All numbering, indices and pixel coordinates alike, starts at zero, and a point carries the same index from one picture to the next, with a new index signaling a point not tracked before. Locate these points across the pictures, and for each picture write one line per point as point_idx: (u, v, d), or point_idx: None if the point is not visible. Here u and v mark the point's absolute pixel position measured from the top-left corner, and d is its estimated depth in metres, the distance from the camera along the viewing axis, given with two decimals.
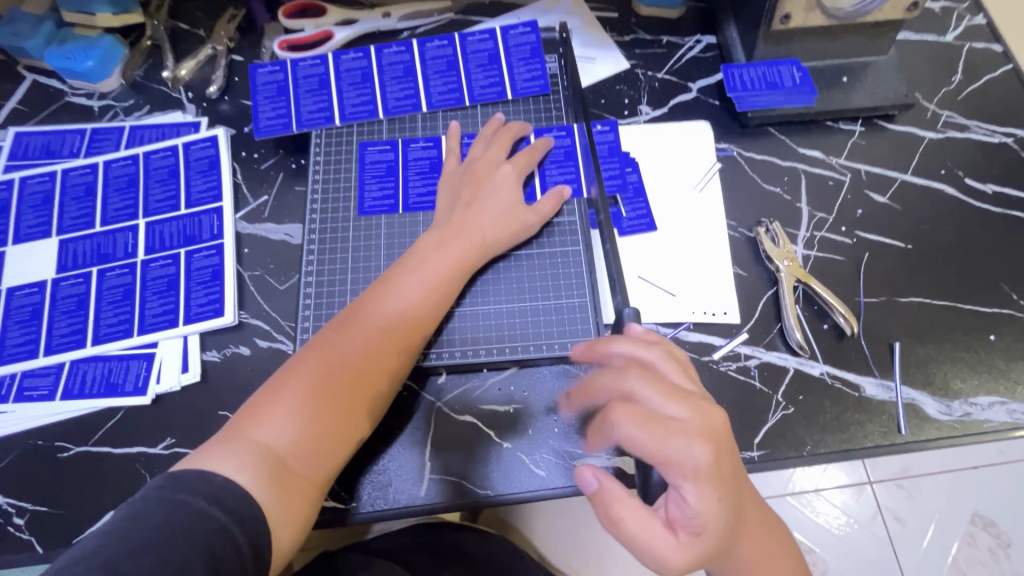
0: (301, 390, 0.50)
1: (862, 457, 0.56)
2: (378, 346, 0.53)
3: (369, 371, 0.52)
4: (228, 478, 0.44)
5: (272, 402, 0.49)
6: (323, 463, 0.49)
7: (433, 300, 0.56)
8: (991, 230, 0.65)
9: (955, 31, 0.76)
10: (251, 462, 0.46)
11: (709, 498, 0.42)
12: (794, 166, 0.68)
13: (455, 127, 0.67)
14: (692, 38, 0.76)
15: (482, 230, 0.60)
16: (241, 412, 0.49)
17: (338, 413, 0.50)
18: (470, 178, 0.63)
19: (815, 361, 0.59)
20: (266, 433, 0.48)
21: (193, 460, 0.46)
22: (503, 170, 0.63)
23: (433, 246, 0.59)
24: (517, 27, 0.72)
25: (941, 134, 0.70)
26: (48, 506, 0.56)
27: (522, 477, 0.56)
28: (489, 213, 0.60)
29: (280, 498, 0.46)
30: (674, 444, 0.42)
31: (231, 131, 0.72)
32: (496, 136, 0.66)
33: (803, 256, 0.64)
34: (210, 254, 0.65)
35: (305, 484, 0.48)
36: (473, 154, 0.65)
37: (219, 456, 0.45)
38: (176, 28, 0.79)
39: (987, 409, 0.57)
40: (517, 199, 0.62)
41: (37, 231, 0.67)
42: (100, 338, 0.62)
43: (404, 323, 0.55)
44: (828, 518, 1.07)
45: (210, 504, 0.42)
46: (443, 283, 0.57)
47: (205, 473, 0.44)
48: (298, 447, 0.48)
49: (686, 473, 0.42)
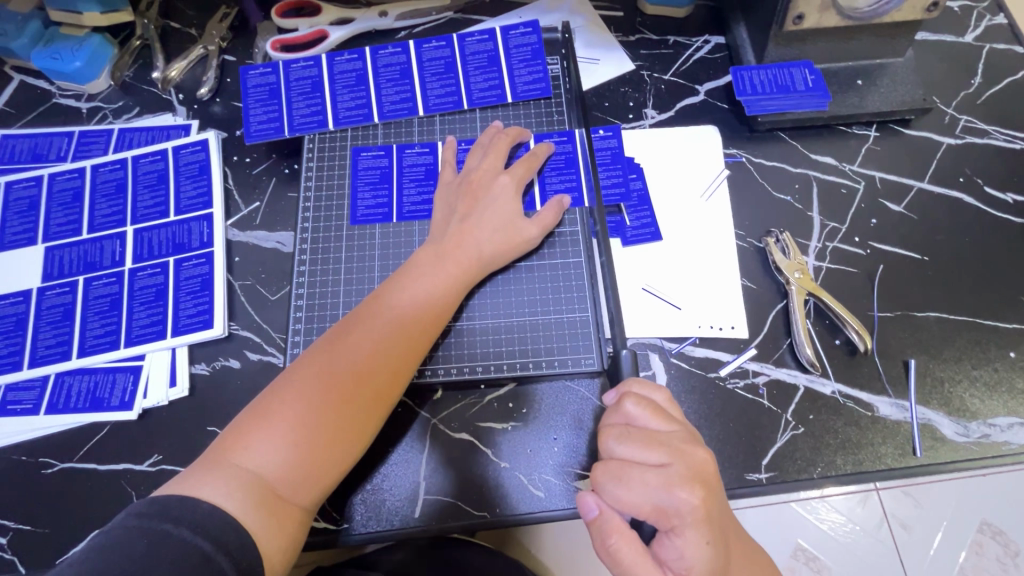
0: (289, 412, 0.47)
1: (875, 480, 0.54)
2: (369, 365, 0.50)
3: (360, 391, 0.50)
4: (215, 504, 0.43)
5: (259, 424, 0.47)
6: (313, 488, 0.47)
7: (427, 316, 0.54)
8: (1012, 241, 0.62)
9: (975, 32, 0.72)
10: (235, 489, 0.44)
11: (696, 546, 0.42)
12: (805, 173, 0.66)
13: (449, 139, 0.65)
14: (700, 38, 0.73)
15: (479, 243, 0.58)
16: (227, 434, 0.47)
17: (329, 436, 0.48)
18: (467, 189, 0.60)
19: (826, 379, 0.57)
20: (252, 458, 0.46)
21: (176, 486, 0.44)
22: (502, 180, 0.60)
23: (429, 260, 0.57)
24: (518, 28, 0.69)
25: (960, 140, 0.67)
26: (31, 525, 0.55)
27: (521, 498, 0.54)
28: (487, 226, 0.58)
29: (269, 524, 0.44)
30: (654, 490, 0.43)
31: (222, 135, 0.70)
32: (492, 143, 0.63)
33: (814, 268, 0.61)
34: (199, 263, 0.63)
35: (294, 512, 0.46)
36: (470, 164, 0.62)
37: (203, 483, 0.43)
38: (167, 27, 0.77)
39: (1006, 430, 0.55)
40: (516, 210, 0.60)
41: (23, 238, 0.65)
42: (85, 351, 0.60)
43: (398, 341, 0.52)
44: (831, 524, 1.05)
45: (194, 533, 0.40)
46: (439, 298, 0.55)
47: (189, 499, 0.42)
48: (287, 471, 0.46)
49: (668, 519, 0.43)
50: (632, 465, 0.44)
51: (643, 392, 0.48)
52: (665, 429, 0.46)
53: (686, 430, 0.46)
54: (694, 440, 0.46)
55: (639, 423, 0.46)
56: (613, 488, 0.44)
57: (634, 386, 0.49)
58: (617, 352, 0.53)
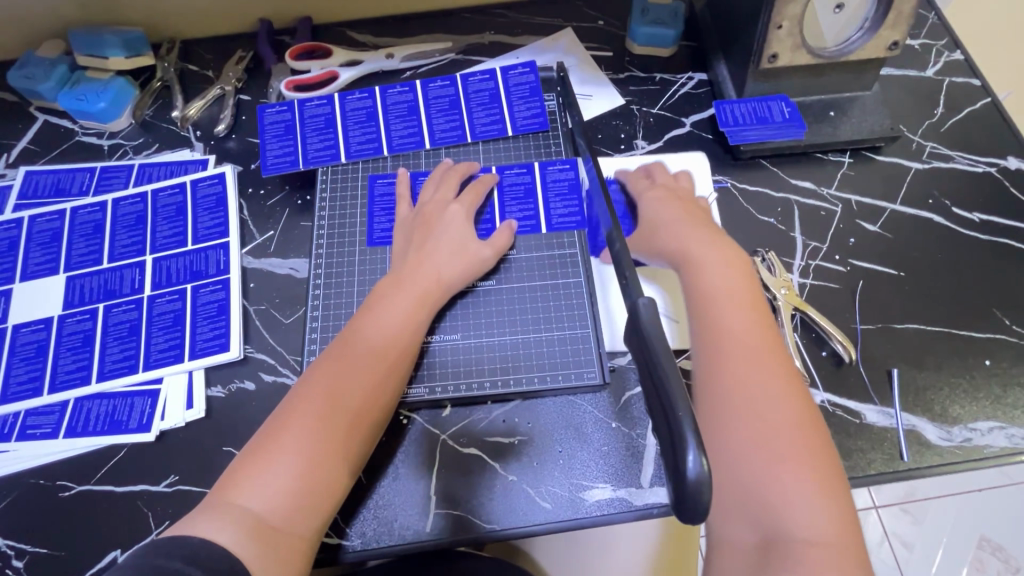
0: (267, 441, 0.50)
1: (867, 485, 0.57)
2: (338, 387, 0.53)
3: (332, 411, 0.51)
4: (208, 539, 0.44)
5: (242, 462, 0.49)
6: (305, 513, 0.48)
7: (397, 334, 0.57)
8: (981, 257, 0.67)
9: (935, 67, 0.79)
10: (229, 521, 0.46)
11: (753, 361, 0.50)
12: (786, 197, 0.70)
13: (402, 173, 0.69)
14: (684, 75, 0.79)
15: (437, 266, 0.61)
16: (220, 479, 0.49)
17: (308, 459, 0.49)
18: (423, 220, 0.64)
19: (816, 388, 0.60)
20: (241, 493, 0.47)
21: (178, 527, 0.46)
22: (453, 209, 0.65)
23: (388, 287, 0.60)
24: (516, 68, 0.75)
25: (927, 164, 0.72)
26: (48, 548, 0.56)
27: (530, 510, 0.56)
28: (444, 251, 0.62)
29: (264, 554, 0.45)
30: (726, 345, 0.51)
31: (238, 168, 0.74)
32: (443, 178, 0.68)
33: (799, 284, 0.65)
34: (216, 289, 0.66)
35: (289, 538, 0.47)
36: (423, 198, 0.66)
37: (200, 522, 0.46)
38: (186, 69, 0.82)
39: (986, 434, 0.58)
40: (470, 234, 0.64)
41: (45, 269, 0.68)
42: (104, 375, 0.62)
43: (368, 361, 0.55)
44: None
45: (185, 564, 0.42)
46: (406, 320, 0.58)
47: (184, 538, 0.44)
48: (276, 500, 0.47)
49: (708, 256, 0.57)
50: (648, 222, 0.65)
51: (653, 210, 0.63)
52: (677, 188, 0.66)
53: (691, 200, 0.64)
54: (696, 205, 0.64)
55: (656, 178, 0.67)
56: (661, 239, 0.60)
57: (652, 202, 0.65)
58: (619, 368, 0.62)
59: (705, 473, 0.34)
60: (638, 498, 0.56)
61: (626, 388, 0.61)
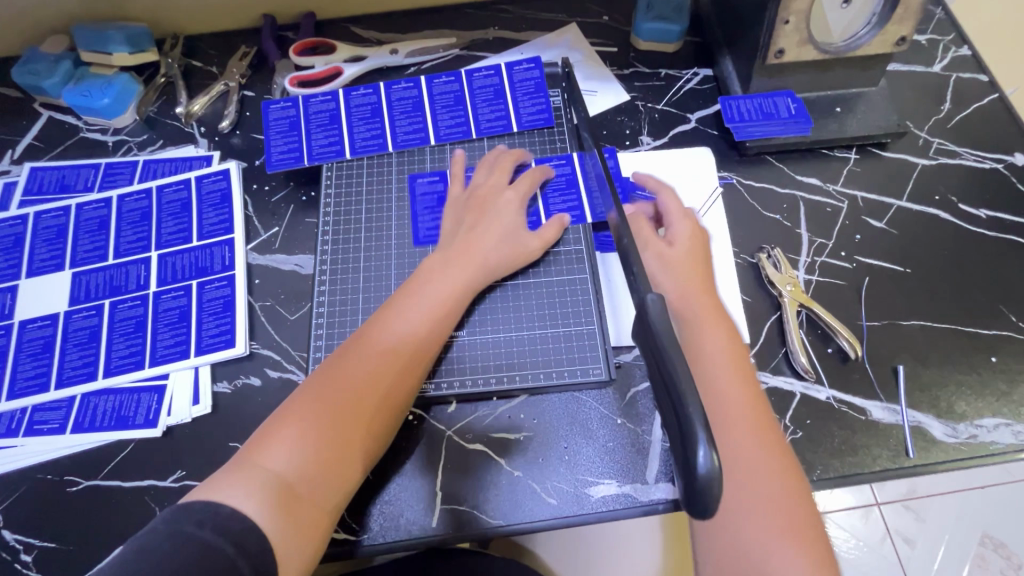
0: (311, 416, 0.50)
1: (873, 482, 0.57)
2: (374, 369, 0.53)
3: (374, 395, 0.52)
4: (237, 507, 0.44)
5: (281, 431, 0.49)
6: (331, 488, 0.49)
7: (436, 317, 0.58)
8: (988, 254, 0.67)
9: (942, 62, 0.78)
10: (259, 486, 0.46)
11: (742, 427, 0.49)
12: (792, 194, 0.70)
13: (460, 153, 0.69)
14: (689, 71, 0.79)
15: (484, 255, 0.61)
16: (250, 442, 0.49)
17: (335, 436, 0.50)
18: (475, 204, 0.65)
19: (821, 385, 0.60)
20: (273, 460, 0.47)
21: (206, 486, 0.46)
22: (507, 195, 0.65)
23: (436, 270, 0.60)
24: (521, 64, 0.75)
25: (934, 160, 0.72)
26: (56, 543, 0.56)
27: (535, 505, 0.56)
28: (493, 239, 0.62)
29: (289, 527, 0.45)
30: (716, 409, 0.50)
31: (243, 164, 0.74)
32: (497, 162, 0.68)
33: (805, 281, 0.65)
34: (222, 285, 0.66)
35: (311, 509, 0.47)
36: (477, 179, 0.67)
37: (231, 483, 0.46)
38: (190, 65, 0.81)
39: (993, 431, 0.58)
40: (520, 223, 0.64)
41: (51, 265, 0.68)
42: (111, 371, 0.62)
43: (407, 343, 0.55)
44: (838, 541, 1.10)
45: (214, 534, 0.42)
46: (444, 306, 0.58)
47: (212, 504, 0.44)
48: (305, 471, 0.48)
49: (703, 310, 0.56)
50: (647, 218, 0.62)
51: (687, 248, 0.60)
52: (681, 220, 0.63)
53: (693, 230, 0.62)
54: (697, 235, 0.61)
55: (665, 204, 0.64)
56: (676, 259, 0.59)
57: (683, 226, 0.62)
58: (623, 365, 0.62)
59: (714, 469, 0.34)
60: (643, 494, 0.56)
61: (631, 385, 0.61)
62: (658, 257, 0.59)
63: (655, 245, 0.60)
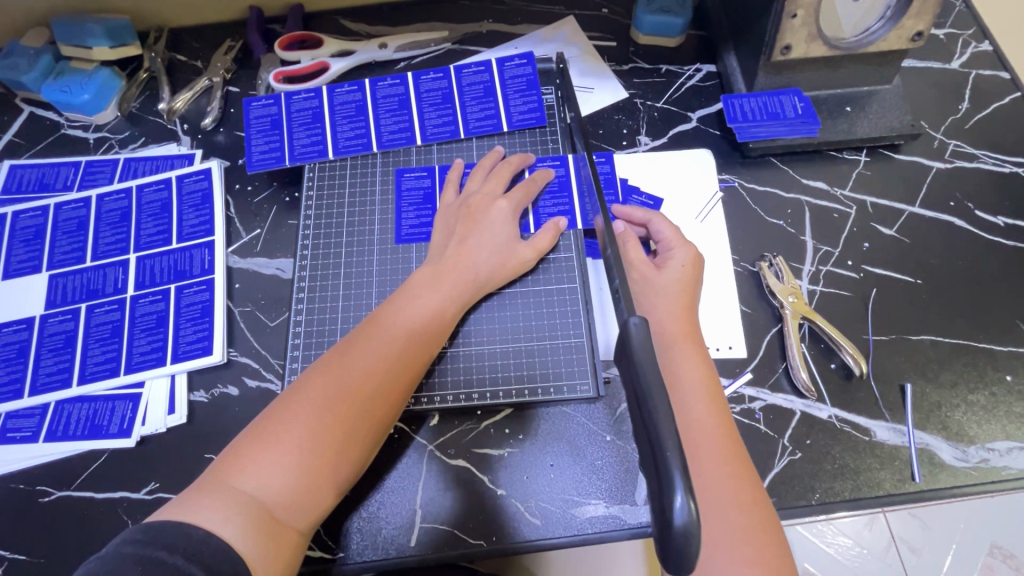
0: (287, 433, 0.47)
1: (876, 507, 0.54)
2: (358, 386, 0.50)
3: (356, 410, 0.50)
4: (211, 530, 0.42)
5: (256, 448, 0.47)
6: (310, 510, 0.47)
7: (423, 333, 0.55)
8: (1005, 265, 0.63)
9: (961, 58, 0.74)
10: (232, 509, 0.44)
11: (712, 460, 0.47)
12: (797, 198, 0.67)
13: (459, 161, 0.67)
14: (692, 66, 0.75)
15: (475, 266, 0.59)
16: (223, 457, 0.47)
17: (317, 455, 0.47)
18: (465, 212, 0.62)
19: (822, 403, 0.57)
20: (248, 480, 0.45)
21: (174, 508, 0.44)
22: (499, 203, 0.62)
23: (423, 281, 0.58)
24: (513, 59, 0.71)
25: (949, 164, 0.68)
26: (27, 555, 0.55)
27: (517, 526, 0.54)
28: (483, 249, 0.59)
29: (266, 549, 0.43)
30: (688, 437, 0.48)
31: (225, 163, 0.72)
32: (495, 168, 0.65)
33: (808, 292, 0.62)
34: (200, 289, 0.64)
35: (288, 531, 0.45)
36: (470, 187, 0.64)
37: (203, 506, 0.43)
38: (173, 59, 0.79)
39: (1005, 455, 0.55)
40: (513, 234, 0.61)
41: (27, 267, 0.66)
42: (86, 378, 0.61)
43: (395, 357, 0.53)
44: (839, 547, 0.88)
45: (187, 560, 0.39)
46: (434, 318, 0.56)
47: (185, 526, 0.42)
48: (283, 492, 0.46)
49: (681, 340, 0.53)
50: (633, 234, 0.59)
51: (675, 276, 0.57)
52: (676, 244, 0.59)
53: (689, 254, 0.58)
54: (694, 260, 0.58)
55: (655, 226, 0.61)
56: (661, 283, 0.56)
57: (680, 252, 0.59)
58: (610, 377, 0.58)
59: (692, 520, 0.32)
60: (632, 515, 0.53)
61: (620, 400, 0.58)
62: (643, 280, 0.57)
63: (642, 267, 0.57)
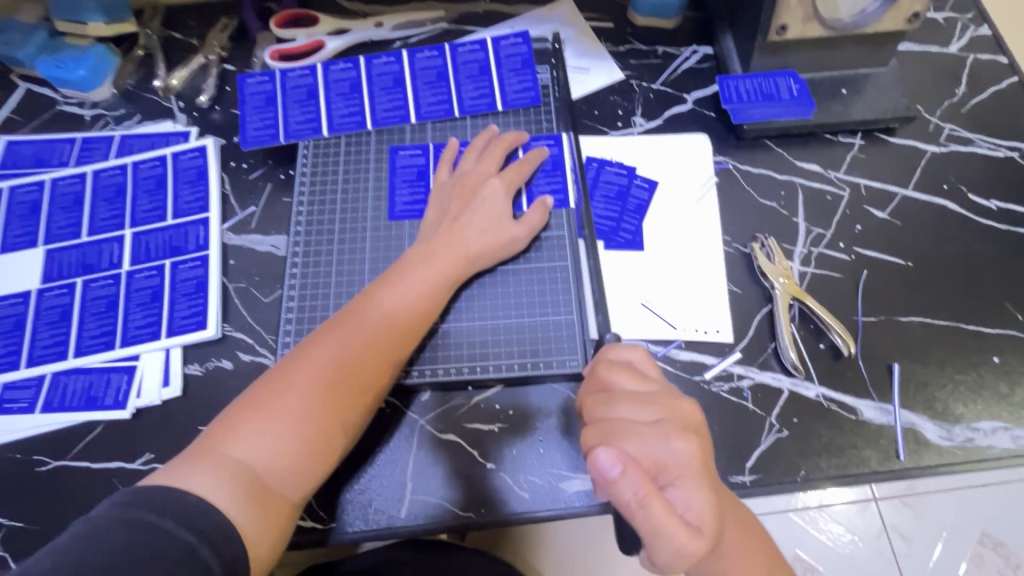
0: (278, 404, 0.48)
1: (860, 484, 0.54)
2: (349, 360, 0.51)
3: (347, 383, 0.50)
4: (203, 496, 0.43)
5: (248, 417, 0.47)
6: (302, 480, 0.47)
7: (415, 310, 0.55)
8: (997, 248, 0.63)
9: (959, 42, 0.74)
10: (224, 477, 0.44)
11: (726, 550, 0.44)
12: (791, 180, 0.67)
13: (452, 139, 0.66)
14: (688, 48, 0.75)
15: (468, 244, 0.59)
16: (216, 425, 0.48)
17: (308, 427, 0.48)
18: (459, 191, 0.62)
19: (811, 383, 0.57)
20: (240, 449, 0.46)
21: (167, 474, 0.44)
22: (492, 182, 0.62)
23: (417, 259, 0.58)
24: (509, 38, 0.71)
25: (944, 147, 0.68)
26: (23, 522, 0.56)
27: (505, 499, 0.54)
28: (477, 226, 0.60)
29: (257, 516, 0.44)
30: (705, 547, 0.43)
31: (220, 141, 0.72)
32: (488, 148, 0.65)
33: (799, 273, 0.62)
34: (195, 265, 0.65)
35: (280, 501, 0.46)
36: (464, 165, 0.64)
37: (195, 473, 0.44)
38: (169, 37, 0.79)
39: (990, 435, 0.55)
40: (506, 211, 0.61)
41: (24, 241, 0.67)
42: (81, 350, 0.61)
43: (386, 333, 0.53)
44: (831, 534, 0.97)
45: (177, 525, 0.40)
46: (426, 296, 0.56)
47: (177, 492, 0.42)
48: (275, 461, 0.46)
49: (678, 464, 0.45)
50: (625, 423, 0.47)
51: (623, 357, 0.52)
52: (648, 389, 0.49)
53: (665, 388, 0.50)
54: (675, 395, 0.49)
55: (623, 389, 0.49)
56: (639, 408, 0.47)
57: (614, 354, 0.52)
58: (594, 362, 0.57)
59: None
60: None
61: None
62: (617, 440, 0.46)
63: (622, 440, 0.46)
